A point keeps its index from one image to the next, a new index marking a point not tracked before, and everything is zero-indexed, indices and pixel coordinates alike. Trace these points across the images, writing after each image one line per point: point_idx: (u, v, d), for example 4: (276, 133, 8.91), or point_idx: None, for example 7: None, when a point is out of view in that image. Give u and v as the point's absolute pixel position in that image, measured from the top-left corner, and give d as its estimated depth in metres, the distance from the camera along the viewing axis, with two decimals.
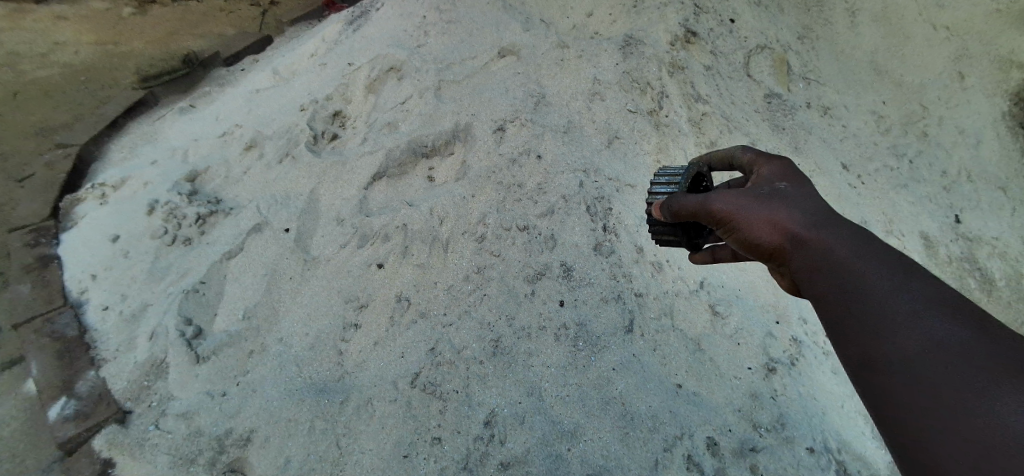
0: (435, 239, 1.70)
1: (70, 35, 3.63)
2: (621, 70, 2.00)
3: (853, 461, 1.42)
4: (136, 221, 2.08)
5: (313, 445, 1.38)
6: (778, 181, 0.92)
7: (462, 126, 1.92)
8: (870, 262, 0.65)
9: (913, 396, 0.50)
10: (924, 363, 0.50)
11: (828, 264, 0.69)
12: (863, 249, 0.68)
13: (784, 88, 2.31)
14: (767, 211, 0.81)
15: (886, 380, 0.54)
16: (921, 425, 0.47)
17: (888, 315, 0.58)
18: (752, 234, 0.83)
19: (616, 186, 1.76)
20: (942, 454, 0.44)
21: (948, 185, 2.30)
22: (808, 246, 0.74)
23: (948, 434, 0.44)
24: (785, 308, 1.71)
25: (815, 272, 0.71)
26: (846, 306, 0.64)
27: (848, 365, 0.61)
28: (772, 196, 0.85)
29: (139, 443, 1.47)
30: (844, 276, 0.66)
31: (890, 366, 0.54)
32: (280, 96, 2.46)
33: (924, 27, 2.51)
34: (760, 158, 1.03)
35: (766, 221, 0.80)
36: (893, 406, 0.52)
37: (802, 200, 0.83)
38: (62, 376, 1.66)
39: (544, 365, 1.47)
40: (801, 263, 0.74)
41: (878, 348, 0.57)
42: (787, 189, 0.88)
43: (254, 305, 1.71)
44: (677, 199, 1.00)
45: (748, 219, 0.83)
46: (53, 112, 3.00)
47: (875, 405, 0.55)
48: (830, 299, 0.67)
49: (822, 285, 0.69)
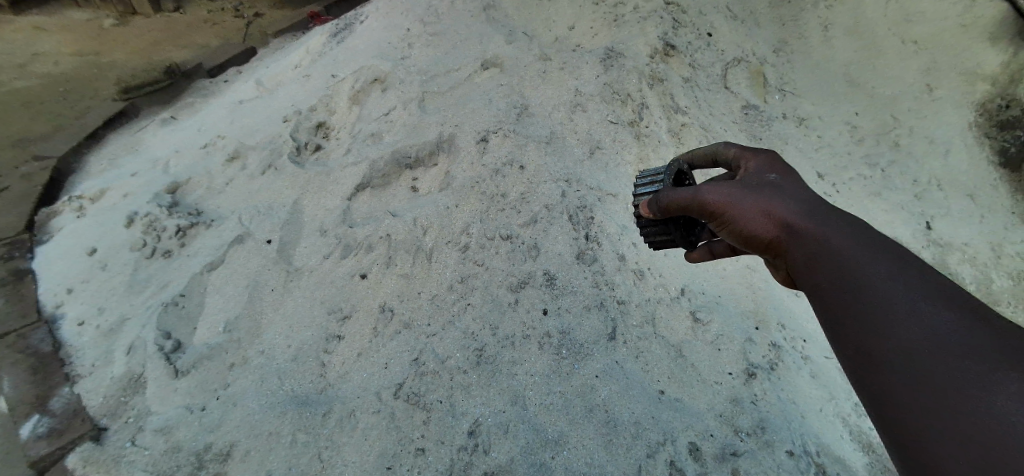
0: (419, 249, 1.71)
1: (50, 45, 3.60)
2: (602, 82, 2.04)
3: (831, 463, 1.44)
4: (115, 233, 2.05)
5: (295, 458, 1.36)
6: (767, 174, 0.96)
7: (446, 137, 1.94)
8: (865, 254, 0.67)
9: (912, 393, 0.49)
10: (925, 361, 0.50)
11: (823, 253, 0.71)
12: (857, 241, 0.70)
13: (760, 99, 2.40)
14: (760, 202, 0.85)
15: (882, 376, 0.54)
16: (922, 424, 0.46)
17: (886, 311, 0.58)
18: (746, 226, 0.86)
19: (598, 195, 1.79)
20: (943, 451, 0.43)
21: (919, 193, 2.36)
22: (802, 236, 0.77)
23: (949, 432, 0.43)
24: (764, 313, 1.75)
25: (810, 261, 0.73)
26: (842, 298, 0.64)
27: (844, 361, 0.61)
28: (763, 189, 0.89)
29: (115, 459, 1.44)
30: (839, 267, 0.67)
31: (888, 361, 0.54)
32: (265, 106, 2.46)
33: (892, 42, 2.60)
34: (747, 153, 1.07)
35: (762, 211, 0.84)
36: (891, 403, 0.51)
37: (792, 193, 0.86)
38: (36, 392, 1.63)
39: (528, 373, 1.48)
40: (798, 252, 0.76)
41: (875, 343, 0.57)
42: (777, 182, 0.92)
43: (235, 317, 1.69)
44: (668, 193, 1.03)
45: (742, 211, 0.86)
46: (31, 123, 2.95)
47: (872, 403, 0.54)
48: (826, 290, 0.68)
49: (818, 275, 0.70)
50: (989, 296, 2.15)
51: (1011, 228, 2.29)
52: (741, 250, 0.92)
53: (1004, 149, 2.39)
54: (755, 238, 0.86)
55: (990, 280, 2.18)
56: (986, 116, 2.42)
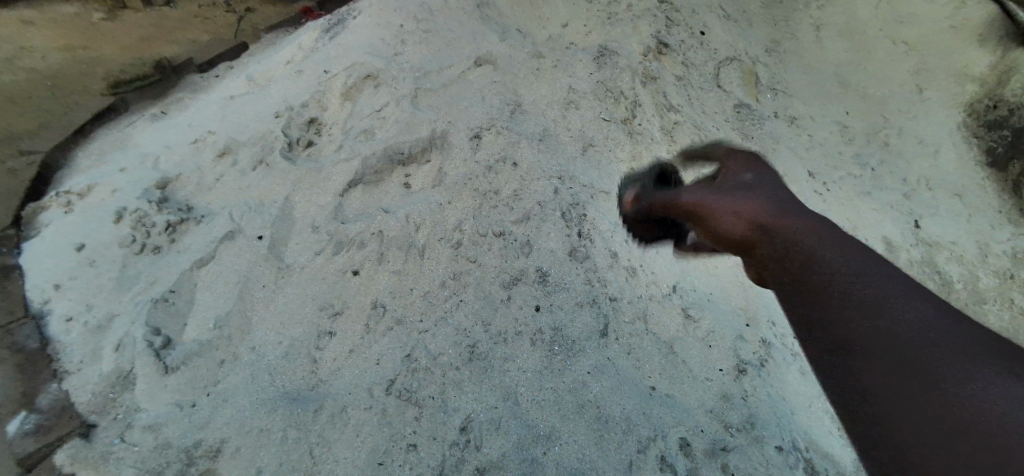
0: (412, 246, 1.70)
1: (37, 39, 3.54)
2: (595, 80, 2.04)
3: (819, 459, 1.46)
4: (104, 228, 2.03)
5: (286, 454, 1.36)
6: (742, 171, 0.93)
7: (439, 134, 1.94)
8: (846, 243, 0.64)
9: (902, 384, 0.47)
10: (919, 351, 0.48)
11: (804, 241, 0.68)
12: (837, 231, 0.68)
13: (753, 98, 2.41)
14: (734, 203, 0.84)
15: (870, 366, 0.51)
16: (910, 418, 0.44)
17: (875, 297, 0.56)
18: (722, 223, 0.85)
19: (591, 193, 1.80)
20: (934, 446, 0.41)
21: (908, 192, 2.38)
22: (776, 228, 0.73)
23: (943, 426, 0.41)
24: (754, 311, 1.76)
25: (783, 250, 0.69)
26: (825, 281, 0.61)
27: (820, 345, 0.58)
28: (737, 190, 0.87)
29: (103, 457, 1.43)
30: (822, 255, 0.64)
31: (875, 350, 0.51)
32: (256, 103, 2.44)
33: (883, 43, 2.64)
34: (724, 155, 1.03)
35: (735, 211, 0.82)
36: (879, 393, 0.49)
37: (766, 191, 0.84)
38: (22, 390, 1.61)
39: (520, 369, 1.49)
40: (768, 244, 0.73)
41: (863, 330, 0.53)
42: (753, 180, 0.90)
43: (226, 313, 1.68)
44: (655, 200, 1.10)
45: (717, 212, 0.87)
46: (19, 119, 2.91)
47: (852, 393, 0.51)
48: (804, 275, 0.64)
49: (794, 262, 0.67)
50: (976, 294, 2.18)
51: (997, 227, 2.33)
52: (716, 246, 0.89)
53: (993, 149, 2.43)
54: (727, 236, 0.83)
55: (977, 278, 2.21)
56: (974, 117, 2.48)
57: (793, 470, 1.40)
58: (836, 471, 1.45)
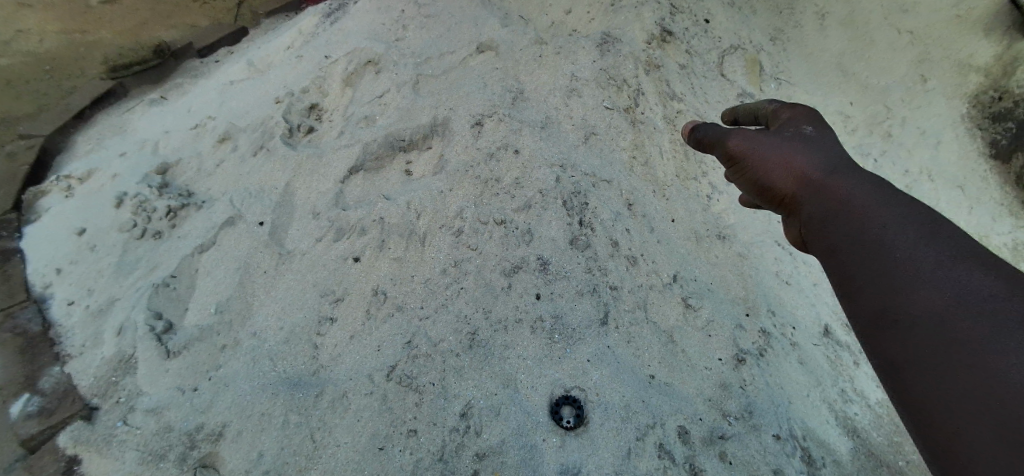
0: (412, 233, 1.70)
1: (32, 21, 3.48)
2: (598, 67, 2.02)
3: (816, 447, 1.47)
4: (104, 213, 2.03)
5: (287, 438, 1.37)
6: (802, 125, 0.93)
7: (440, 121, 1.93)
8: (890, 217, 0.64)
9: (936, 359, 0.47)
10: (941, 324, 0.48)
11: (841, 211, 0.70)
12: (892, 204, 0.66)
13: (756, 88, 2.37)
14: (778, 155, 0.87)
15: (896, 343, 0.52)
16: (937, 392, 0.45)
17: (911, 273, 0.55)
18: (763, 172, 0.88)
19: (592, 181, 1.79)
20: (958, 415, 0.41)
21: (909, 184, 2.37)
22: (816, 195, 0.77)
23: (968, 398, 0.41)
24: (755, 300, 1.74)
25: (821, 221, 0.73)
26: (860, 257, 0.62)
27: (858, 320, 0.59)
28: (788, 141, 0.89)
29: (106, 439, 1.45)
30: (857, 226, 0.66)
31: (910, 323, 0.51)
32: (254, 89, 2.42)
33: (887, 32, 2.61)
34: (784, 107, 1.01)
35: (782, 165, 0.86)
36: (903, 368, 0.50)
37: (819, 145, 0.86)
38: (25, 373, 1.61)
39: (520, 357, 1.49)
40: (809, 207, 0.77)
41: (894, 304, 0.54)
42: (811, 135, 0.90)
43: (227, 299, 1.69)
44: (705, 129, 1.07)
45: (762, 161, 0.89)
46: (17, 104, 2.92)
47: (890, 368, 0.52)
48: (840, 247, 0.66)
49: (828, 234, 0.70)
50: None
51: (996, 220, 2.32)
52: (756, 204, 0.95)
53: (995, 142, 2.40)
54: (771, 188, 0.87)
55: None
56: (979, 108, 2.44)
57: (790, 457, 1.41)
58: (831, 459, 1.47)
